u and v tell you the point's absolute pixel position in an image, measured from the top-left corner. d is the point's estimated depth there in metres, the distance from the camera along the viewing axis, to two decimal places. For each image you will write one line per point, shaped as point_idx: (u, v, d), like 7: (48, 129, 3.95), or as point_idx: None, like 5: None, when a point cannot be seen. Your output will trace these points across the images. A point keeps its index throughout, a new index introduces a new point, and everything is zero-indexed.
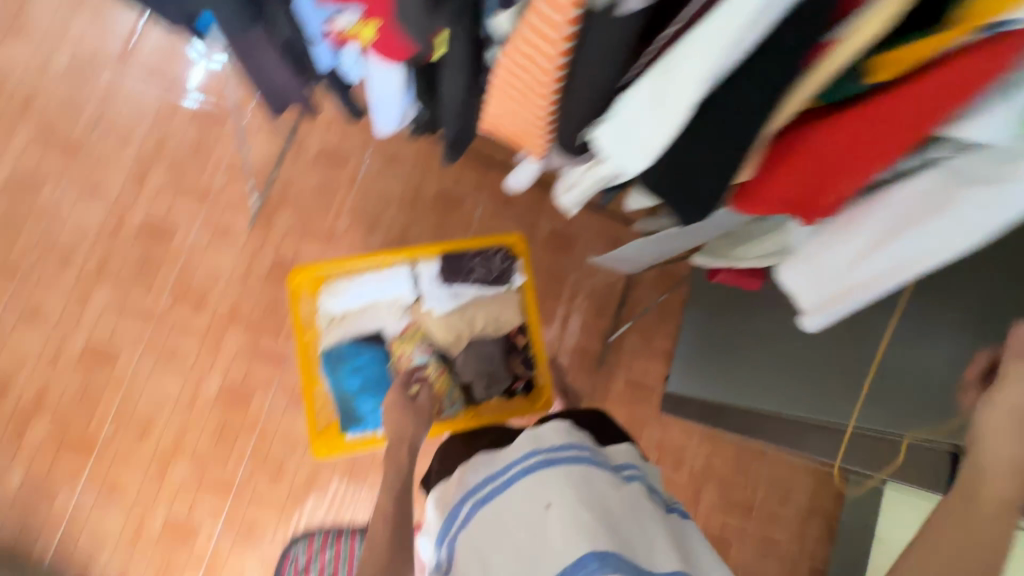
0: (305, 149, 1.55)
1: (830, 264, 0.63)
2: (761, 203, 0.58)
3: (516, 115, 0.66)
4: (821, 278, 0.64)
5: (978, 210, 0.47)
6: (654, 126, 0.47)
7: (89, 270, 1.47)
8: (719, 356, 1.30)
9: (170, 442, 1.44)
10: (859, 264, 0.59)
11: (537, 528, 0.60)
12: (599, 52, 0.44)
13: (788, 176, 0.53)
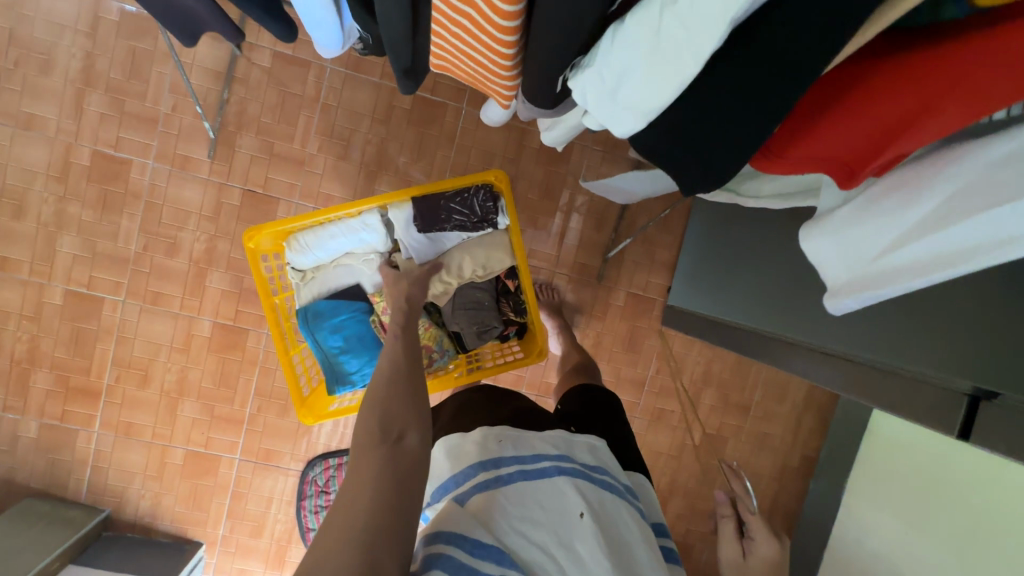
0: (255, 60, 1.35)
1: (855, 241, 0.50)
2: (798, 159, 0.45)
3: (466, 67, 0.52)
4: (838, 252, 0.52)
5: None
6: (655, 71, 0.36)
7: (48, 216, 1.36)
8: (719, 272, 1.23)
9: (174, 384, 1.45)
10: (883, 247, 0.47)
11: (567, 535, 0.61)
12: None
13: (840, 120, 0.42)
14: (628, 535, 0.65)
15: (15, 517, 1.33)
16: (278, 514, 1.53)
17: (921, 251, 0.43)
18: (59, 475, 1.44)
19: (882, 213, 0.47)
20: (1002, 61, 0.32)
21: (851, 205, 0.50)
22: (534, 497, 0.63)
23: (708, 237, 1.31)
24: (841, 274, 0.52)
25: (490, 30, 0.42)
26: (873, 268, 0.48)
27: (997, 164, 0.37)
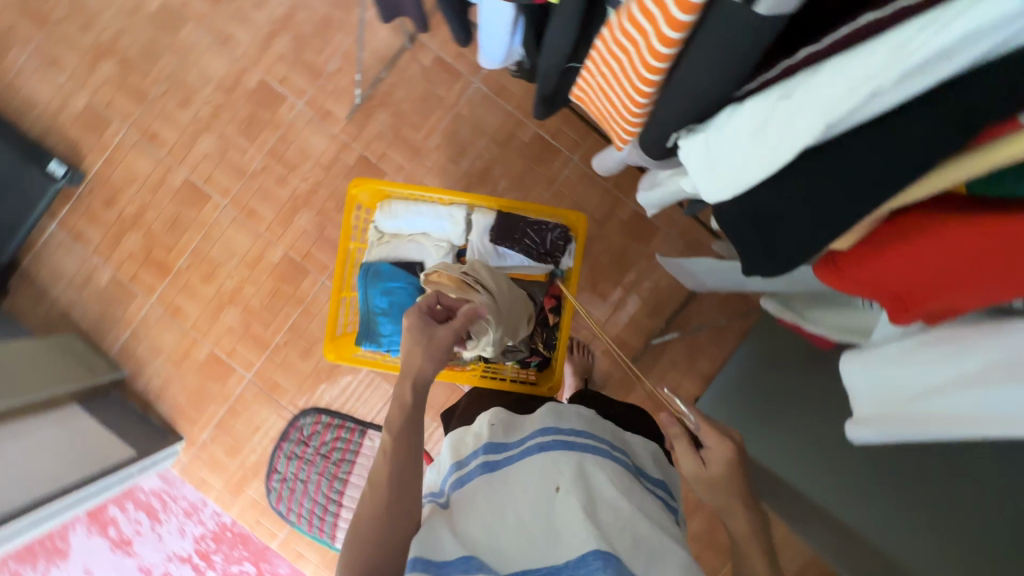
0: (420, 57, 1.54)
1: (897, 377, 0.50)
2: (854, 284, 0.47)
3: (595, 104, 0.57)
4: (876, 385, 0.52)
5: None
6: (751, 155, 0.39)
7: (203, 115, 1.58)
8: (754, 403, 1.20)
9: (229, 291, 1.58)
10: (925, 391, 0.47)
11: (545, 507, 0.64)
12: (717, 57, 0.36)
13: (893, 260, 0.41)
14: (612, 494, 0.65)
15: (55, 344, 1.48)
16: (258, 444, 1.60)
17: (967, 408, 0.42)
18: (104, 326, 1.59)
19: (930, 358, 0.47)
20: None
21: (900, 349, 0.50)
22: (514, 485, 0.67)
23: (758, 363, 1.29)
24: (878, 408, 0.51)
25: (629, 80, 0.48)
26: (914, 409, 0.47)
27: None
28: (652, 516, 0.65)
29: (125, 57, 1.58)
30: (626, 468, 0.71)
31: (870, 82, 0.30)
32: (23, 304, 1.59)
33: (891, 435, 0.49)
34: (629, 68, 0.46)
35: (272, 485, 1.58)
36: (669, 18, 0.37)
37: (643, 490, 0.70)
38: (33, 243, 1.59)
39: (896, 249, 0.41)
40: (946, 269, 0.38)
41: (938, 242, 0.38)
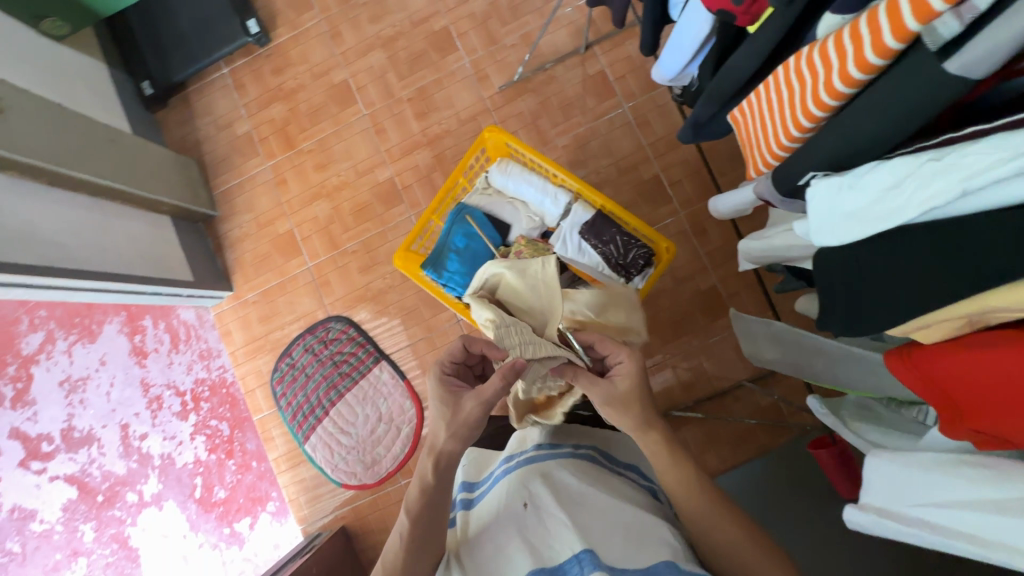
0: (587, 65, 1.61)
1: (905, 486, 0.49)
2: (911, 377, 0.46)
3: (749, 129, 0.60)
4: (890, 488, 0.50)
5: None
6: (876, 209, 0.41)
7: (385, 35, 1.72)
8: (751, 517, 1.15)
9: (330, 186, 1.70)
10: (923, 502, 0.46)
11: (511, 508, 0.69)
12: (889, 103, 0.38)
13: (966, 370, 0.41)
14: (574, 486, 0.70)
15: (178, 162, 1.65)
16: (287, 327, 1.70)
17: (958, 524, 0.42)
18: (221, 167, 1.76)
19: (940, 476, 0.45)
20: None
21: (907, 456, 0.50)
22: (489, 505, 0.73)
23: (769, 481, 1.23)
24: (883, 503, 0.51)
25: (791, 114, 0.50)
26: (908, 518, 0.47)
27: None
28: (622, 498, 0.70)
29: None
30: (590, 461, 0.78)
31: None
32: (172, 120, 1.80)
33: (885, 530, 0.49)
34: (795, 101, 0.48)
35: (281, 365, 1.67)
36: (857, 60, 0.39)
37: (609, 478, 0.75)
38: (204, 76, 1.79)
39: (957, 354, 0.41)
40: (1003, 385, 0.38)
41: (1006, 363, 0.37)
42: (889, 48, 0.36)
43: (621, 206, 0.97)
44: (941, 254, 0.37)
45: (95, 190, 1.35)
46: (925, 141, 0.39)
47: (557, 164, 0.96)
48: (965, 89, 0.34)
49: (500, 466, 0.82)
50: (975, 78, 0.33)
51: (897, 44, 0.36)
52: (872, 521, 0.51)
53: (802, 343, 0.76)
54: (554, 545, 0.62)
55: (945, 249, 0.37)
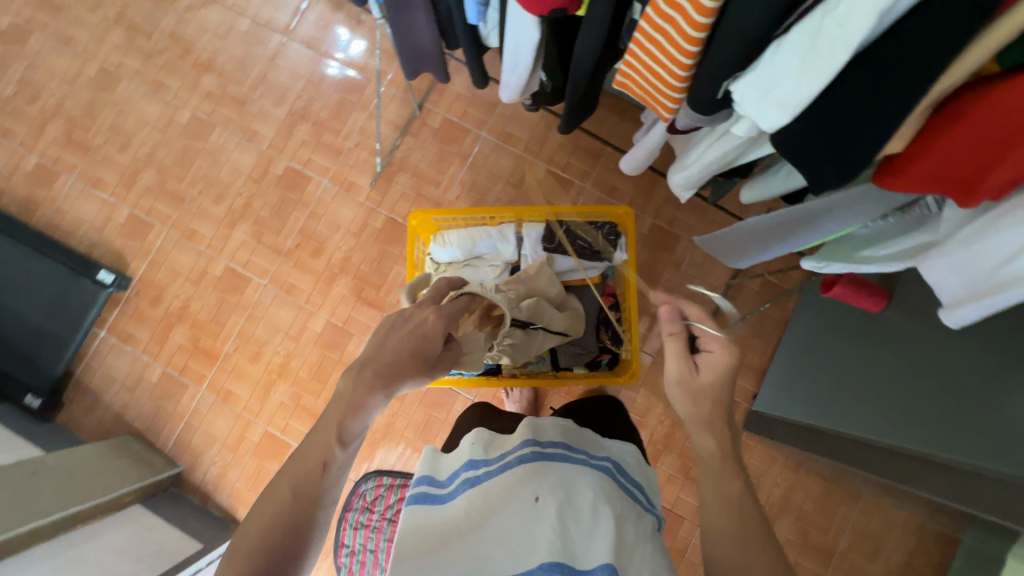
0: (429, 121, 1.66)
1: (973, 258, 0.51)
2: (911, 182, 0.52)
3: (640, 82, 0.65)
4: (960, 268, 0.53)
5: None
6: (806, 72, 0.45)
7: (237, 206, 1.67)
8: (829, 380, 1.20)
9: (277, 366, 1.60)
10: (1011, 259, 0.48)
11: (526, 516, 0.63)
12: None
13: (948, 145, 0.47)
14: (592, 500, 0.66)
15: (112, 447, 1.48)
16: None
17: None
18: (158, 423, 1.60)
19: (1001, 231, 0.49)
20: None
21: (953, 238, 0.54)
22: (491, 500, 0.66)
23: (816, 338, 1.31)
24: (966, 287, 0.53)
25: (676, 48, 0.54)
26: (1001, 280, 0.49)
27: None
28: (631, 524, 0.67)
29: (161, 166, 1.69)
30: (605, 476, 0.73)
31: None
32: (77, 414, 1.61)
33: (991, 304, 0.51)
34: (674, 36, 0.53)
35: (343, 561, 1.42)
36: None
37: (623, 498, 0.71)
38: (85, 350, 1.63)
39: (951, 134, 0.46)
40: (1004, 133, 0.43)
41: (999, 109, 0.42)
42: None
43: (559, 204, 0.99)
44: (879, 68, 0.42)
45: (46, 531, 1.17)
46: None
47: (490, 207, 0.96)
48: None
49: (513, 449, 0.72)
50: None
51: None
52: (979, 302, 0.52)
53: (754, 224, 0.80)
54: (584, 543, 0.60)
55: (887, 66, 0.42)
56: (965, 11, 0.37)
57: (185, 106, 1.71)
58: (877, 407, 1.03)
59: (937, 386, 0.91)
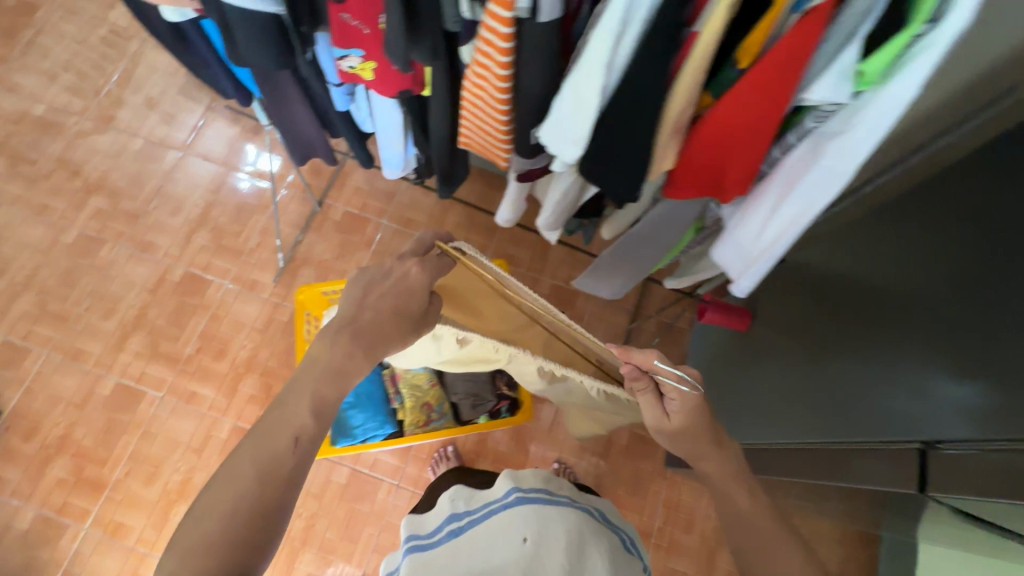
0: (331, 215, 1.74)
1: (740, 239, 0.64)
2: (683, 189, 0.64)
3: (477, 141, 0.74)
4: (736, 251, 0.65)
5: (843, 156, 0.50)
6: (580, 112, 0.54)
7: (129, 318, 1.60)
8: (725, 399, 1.30)
9: (177, 485, 1.47)
10: (766, 231, 0.61)
11: (513, 557, 0.68)
12: (532, 57, 0.54)
13: (691, 160, 0.60)
14: (575, 536, 0.72)
15: None
16: None
17: (782, 223, 0.58)
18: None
19: (751, 213, 0.62)
20: (748, 103, 0.51)
21: (725, 228, 0.66)
22: (481, 542, 0.72)
23: (711, 360, 1.44)
24: (741, 264, 0.65)
25: (493, 108, 0.64)
26: (762, 250, 0.61)
27: (798, 161, 0.55)
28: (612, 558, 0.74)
29: (43, 288, 1.61)
30: (586, 514, 0.80)
31: (610, 31, 0.47)
32: None
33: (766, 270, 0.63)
34: (489, 98, 0.62)
35: None
36: (498, 49, 0.54)
37: (604, 534, 0.79)
38: None
39: (691, 150, 0.59)
40: (722, 144, 0.56)
41: (709, 127, 0.55)
42: (509, 15, 0.50)
43: None
44: (624, 103, 0.52)
45: None
46: (564, 56, 0.56)
47: None
48: (559, 23, 0.51)
49: (496, 496, 0.79)
50: (558, 17, 0.50)
51: (514, 10, 0.49)
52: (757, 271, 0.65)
53: (607, 257, 0.90)
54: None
55: (631, 104, 0.52)
56: (664, 59, 0.48)
57: (71, 225, 1.68)
58: (762, 414, 1.11)
59: (800, 383, 1.01)
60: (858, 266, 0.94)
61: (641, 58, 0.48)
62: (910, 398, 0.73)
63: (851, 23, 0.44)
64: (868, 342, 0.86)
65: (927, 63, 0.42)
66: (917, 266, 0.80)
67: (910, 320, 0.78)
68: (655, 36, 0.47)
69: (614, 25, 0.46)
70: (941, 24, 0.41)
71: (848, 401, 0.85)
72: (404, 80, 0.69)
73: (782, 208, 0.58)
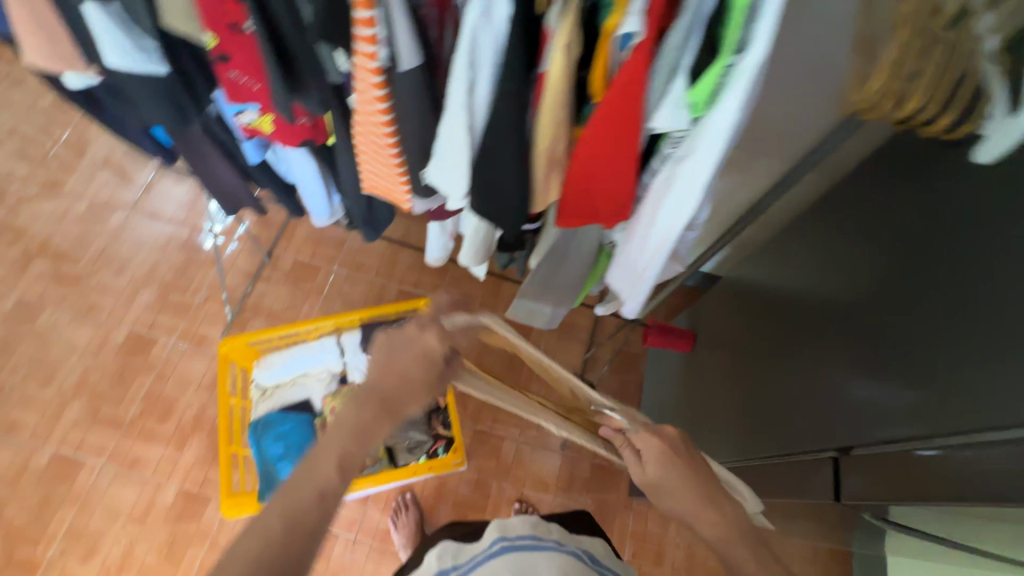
0: (280, 265, 1.74)
1: (626, 263, 0.65)
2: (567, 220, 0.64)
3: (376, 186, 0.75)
4: (625, 275, 0.66)
5: (691, 180, 0.51)
6: (455, 152, 0.56)
7: (69, 384, 1.55)
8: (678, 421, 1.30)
9: (117, 559, 1.39)
10: (645, 254, 0.62)
11: None
12: (403, 103, 0.56)
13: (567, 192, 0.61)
14: None
15: None
16: None
17: (655, 246, 0.59)
18: None
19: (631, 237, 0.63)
20: (600, 137, 0.52)
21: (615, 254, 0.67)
22: None
23: (665, 381, 1.45)
24: (630, 287, 0.66)
25: (385, 157, 0.65)
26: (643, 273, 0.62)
27: (658, 187, 0.56)
28: None
29: None
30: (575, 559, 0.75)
31: (462, 78, 0.49)
32: None
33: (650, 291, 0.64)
34: (378, 146, 0.64)
35: None
36: (373, 98, 0.56)
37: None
38: None
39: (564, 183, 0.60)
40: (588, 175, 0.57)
41: (574, 161, 0.56)
42: (376, 66, 0.52)
43: (369, 307, 1.02)
44: (492, 142, 0.54)
45: None
46: (437, 100, 0.59)
47: (311, 320, 0.99)
48: (423, 67, 0.54)
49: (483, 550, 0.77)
50: (419, 64, 0.53)
51: (378, 61, 0.52)
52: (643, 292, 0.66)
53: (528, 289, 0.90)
54: None
55: (497, 142, 0.54)
56: (517, 100, 0.50)
57: (11, 292, 1.64)
58: (710, 432, 1.12)
59: (737, 399, 1.02)
60: (790, 281, 0.93)
61: (498, 99, 0.51)
62: (824, 409, 0.74)
63: (673, 57, 0.45)
64: (788, 354, 0.87)
65: (736, 91, 0.44)
66: (823, 275, 0.83)
67: (818, 328, 0.81)
68: (505, 78, 0.49)
69: (464, 72, 0.49)
70: (747, 53, 0.43)
71: (777, 417, 0.86)
72: (304, 131, 0.71)
73: (653, 232, 0.59)
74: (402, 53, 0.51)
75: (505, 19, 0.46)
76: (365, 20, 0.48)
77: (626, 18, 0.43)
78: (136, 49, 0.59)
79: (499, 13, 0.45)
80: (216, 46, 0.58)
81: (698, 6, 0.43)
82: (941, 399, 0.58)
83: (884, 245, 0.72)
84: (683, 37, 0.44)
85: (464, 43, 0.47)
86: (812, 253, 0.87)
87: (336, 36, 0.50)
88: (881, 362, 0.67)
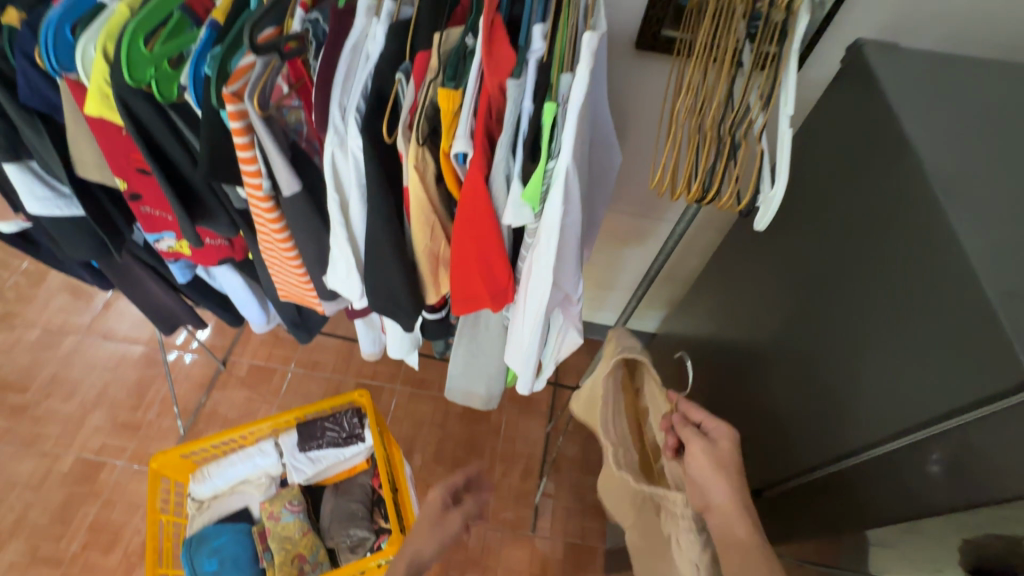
0: (235, 371, 1.74)
1: (519, 339, 0.71)
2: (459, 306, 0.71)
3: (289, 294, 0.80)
4: (520, 351, 0.72)
5: (545, 263, 0.59)
6: (343, 258, 0.64)
7: (9, 522, 1.48)
8: None
9: None
10: (529, 330, 0.68)
11: None
12: (292, 220, 0.63)
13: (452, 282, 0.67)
14: None
15: None
16: None
17: (535, 322, 0.65)
18: None
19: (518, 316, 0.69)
20: (462, 235, 0.59)
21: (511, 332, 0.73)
22: None
23: None
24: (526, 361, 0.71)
25: (290, 266, 0.72)
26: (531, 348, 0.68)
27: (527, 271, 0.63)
28: None
29: None
30: None
31: (332, 195, 0.58)
32: None
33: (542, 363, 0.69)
34: (281, 258, 0.70)
35: None
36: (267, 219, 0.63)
37: None
38: None
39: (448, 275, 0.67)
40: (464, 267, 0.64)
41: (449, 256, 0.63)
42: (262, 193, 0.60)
43: (302, 405, 1.05)
44: (370, 247, 0.61)
45: None
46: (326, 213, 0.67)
47: (245, 424, 1.01)
48: (304, 192, 0.62)
49: None
50: (299, 189, 0.61)
51: (263, 189, 0.60)
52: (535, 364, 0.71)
53: (459, 366, 0.93)
54: None
55: (374, 247, 0.60)
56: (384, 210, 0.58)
57: None
58: None
59: None
60: (708, 331, 0.97)
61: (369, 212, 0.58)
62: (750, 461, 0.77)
63: (504, 168, 0.54)
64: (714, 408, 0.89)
65: (558, 190, 0.53)
66: (728, 329, 0.89)
67: (727, 377, 0.86)
68: (370, 195, 0.57)
69: (333, 190, 0.58)
70: (559, 159, 0.52)
71: None
72: (220, 248, 0.78)
73: (530, 309, 0.65)
74: (281, 181, 0.59)
75: (358, 148, 0.54)
76: (246, 158, 0.57)
77: (457, 141, 0.52)
78: (52, 195, 0.68)
79: (352, 144, 0.54)
80: (127, 187, 0.66)
81: (514, 127, 0.52)
82: (821, 438, 0.62)
83: (763, 295, 0.78)
84: (507, 152, 0.53)
85: (327, 168, 0.56)
86: (718, 309, 0.94)
87: (221, 172, 0.58)
88: (776, 408, 0.71)
